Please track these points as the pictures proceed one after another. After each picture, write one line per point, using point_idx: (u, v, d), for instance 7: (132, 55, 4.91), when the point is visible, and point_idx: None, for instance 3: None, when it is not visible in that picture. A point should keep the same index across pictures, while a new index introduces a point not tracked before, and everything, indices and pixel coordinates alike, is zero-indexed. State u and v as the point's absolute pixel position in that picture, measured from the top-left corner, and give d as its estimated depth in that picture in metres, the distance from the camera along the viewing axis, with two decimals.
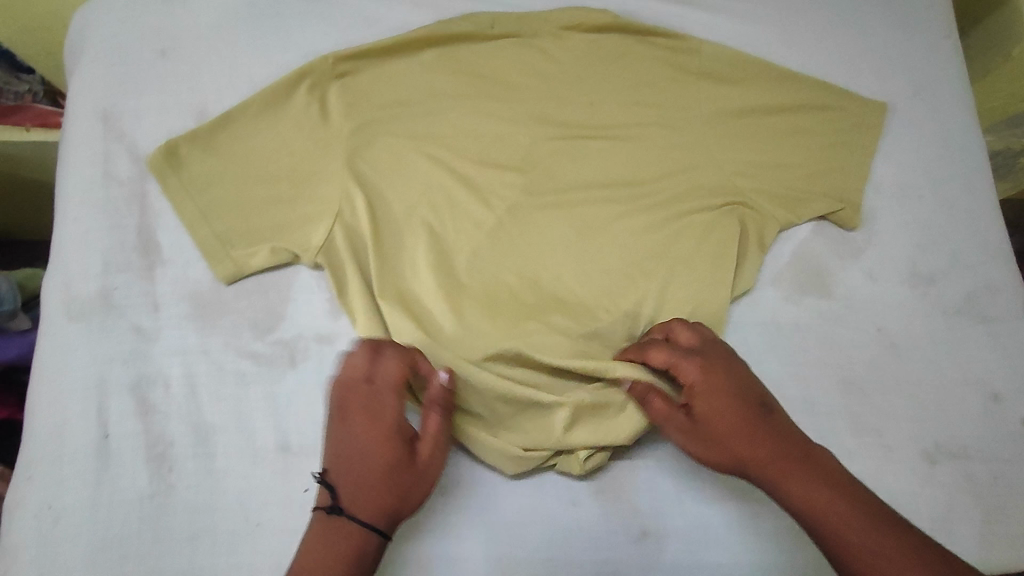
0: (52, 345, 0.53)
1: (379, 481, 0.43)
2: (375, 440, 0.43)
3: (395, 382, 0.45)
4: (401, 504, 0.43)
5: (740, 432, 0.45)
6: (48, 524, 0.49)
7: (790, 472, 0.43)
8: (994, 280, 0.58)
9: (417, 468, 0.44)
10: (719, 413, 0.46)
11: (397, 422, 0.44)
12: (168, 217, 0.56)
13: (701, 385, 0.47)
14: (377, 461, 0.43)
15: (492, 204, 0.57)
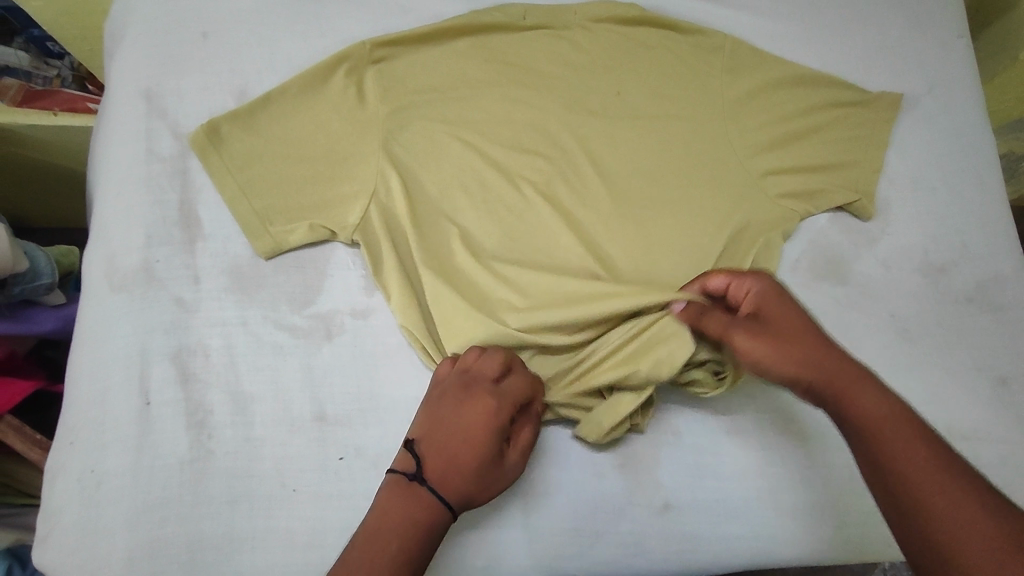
0: (95, 314, 0.54)
1: (468, 466, 0.46)
2: (474, 428, 0.46)
3: (515, 391, 0.49)
4: (478, 495, 0.46)
5: (806, 342, 0.45)
6: (91, 486, 0.50)
7: (855, 381, 0.43)
8: (1002, 270, 0.60)
9: (502, 468, 0.47)
10: (785, 320, 0.47)
11: (500, 421, 0.47)
12: (208, 193, 0.58)
13: (769, 295, 0.48)
14: (471, 448, 0.46)
15: (522, 187, 0.59)
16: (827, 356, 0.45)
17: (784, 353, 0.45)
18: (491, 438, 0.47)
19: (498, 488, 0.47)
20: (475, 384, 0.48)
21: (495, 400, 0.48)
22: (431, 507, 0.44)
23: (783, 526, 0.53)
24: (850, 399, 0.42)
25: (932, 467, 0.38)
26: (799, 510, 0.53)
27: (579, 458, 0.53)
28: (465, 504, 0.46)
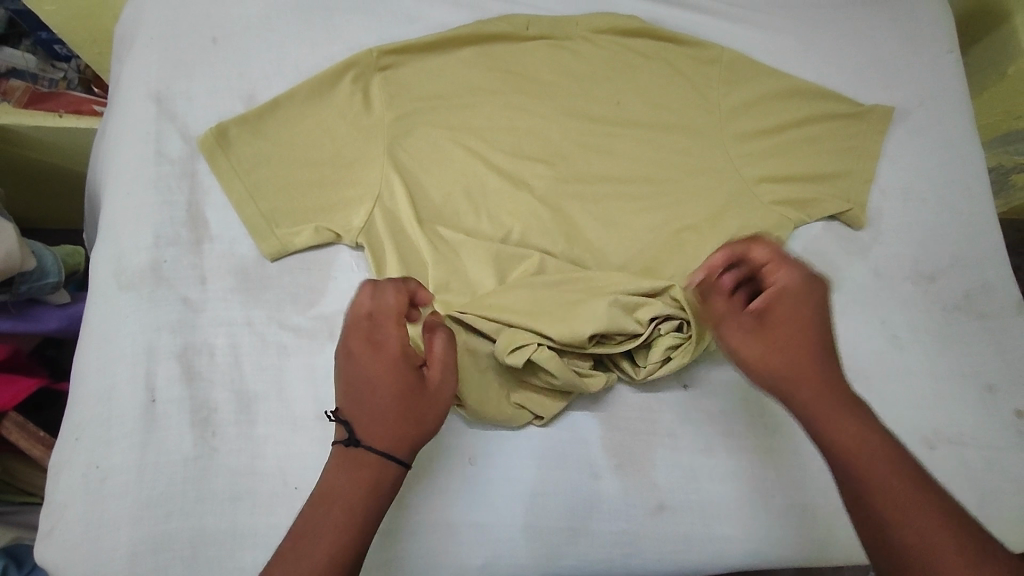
0: (103, 313, 0.55)
1: (389, 405, 0.41)
2: (379, 363, 0.42)
3: (395, 312, 0.44)
4: (414, 432, 0.41)
5: (811, 356, 0.41)
6: (95, 482, 0.50)
7: (848, 407, 0.40)
8: (989, 279, 0.62)
9: (425, 393, 0.42)
10: (797, 328, 0.42)
11: (401, 350, 0.42)
12: (215, 195, 0.59)
13: (792, 294, 0.43)
14: (384, 384, 0.41)
15: (524, 193, 0.60)
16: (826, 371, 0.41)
17: (779, 354, 0.41)
18: (401, 369, 0.42)
19: (435, 416, 0.42)
20: (369, 315, 0.43)
21: (392, 328, 0.43)
22: (376, 465, 0.40)
23: (775, 527, 0.54)
24: (835, 422, 0.40)
25: (901, 504, 0.37)
26: (791, 512, 0.54)
27: (576, 459, 0.54)
28: (409, 449, 0.41)
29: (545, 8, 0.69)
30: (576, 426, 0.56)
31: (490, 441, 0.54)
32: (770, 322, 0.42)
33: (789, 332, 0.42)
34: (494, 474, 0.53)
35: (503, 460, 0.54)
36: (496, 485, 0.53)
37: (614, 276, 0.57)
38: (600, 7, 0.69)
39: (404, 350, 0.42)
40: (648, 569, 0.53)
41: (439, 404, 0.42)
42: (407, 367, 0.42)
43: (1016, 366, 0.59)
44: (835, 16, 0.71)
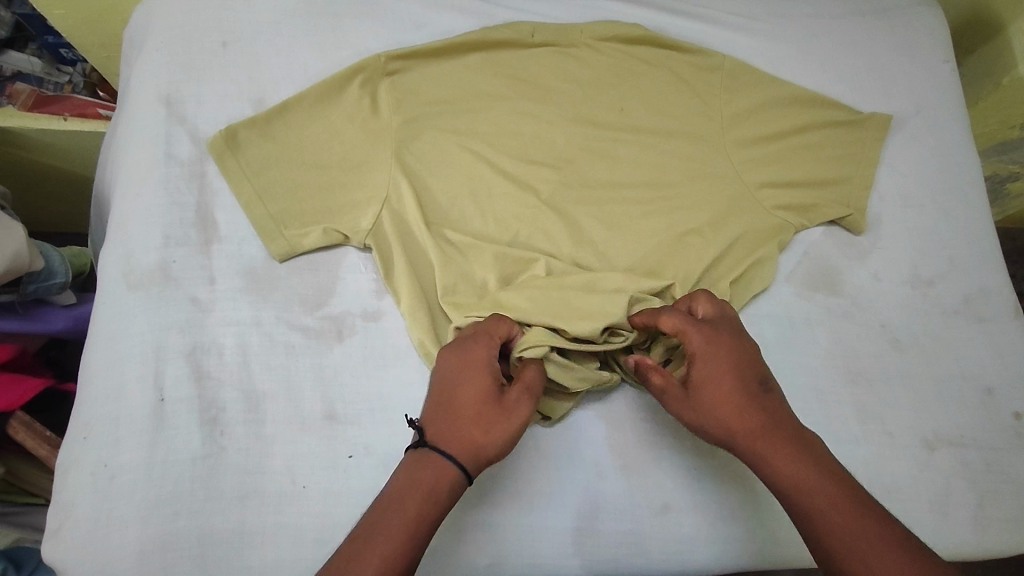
0: (113, 312, 0.55)
1: (466, 415, 0.46)
2: (467, 375, 0.47)
3: (489, 336, 0.50)
4: (485, 446, 0.45)
5: (734, 407, 0.46)
6: (104, 481, 0.50)
7: (781, 447, 0.45)
8: (986, 284, 0.63)
9: (502, 413, 0.46)
10: (715, 385, 0.47)
11: (487, 367, 0.48)
12: (225, 197, 0.59)
13: (705, 355, 0.48)
14: (466, 396, 0.47)
15: (530, 197, 0.61)
16: (754, 418, 0.46)
17: (708, 411, 0.47)
18: (484, 385, 0.47)
19: (506, 436, 0.46)
20: (468, 339, 0.50)
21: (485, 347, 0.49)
22: (439, 470, 0.44)
23: (777, 527, 0.55)
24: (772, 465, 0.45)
25: (847, 530, 0.41)
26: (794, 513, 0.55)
27: (582, 459, 0.55)
28: (476, 461, 0.45)
29: (550, 16, 0.70)
30: (582, 427, 0.56)
31: None
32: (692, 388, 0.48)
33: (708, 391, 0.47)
34: (500, 474, 0.53)
35: (510, 460, 0.54)
36: (503, 485, 0.53)
37: (618, 278, 0.58)
38: (603, 15, 0.70)
39: (491, 370, 0.48)
40: (652, 569, 0.53)
41: (513, 426, 0.46)
42: (490, 385, 0.47)
43: (1014, 369, 0.60)
44: (834, 26, 0.72)
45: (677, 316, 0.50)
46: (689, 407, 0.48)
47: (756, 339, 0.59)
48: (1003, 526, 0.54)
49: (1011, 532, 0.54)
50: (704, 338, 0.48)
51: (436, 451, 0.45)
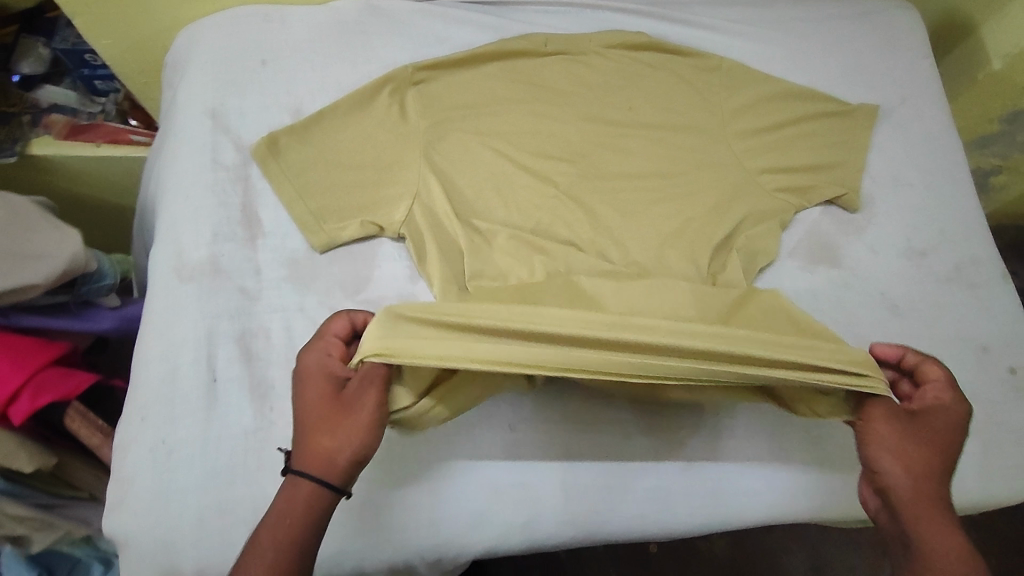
0: (165, 303, 0.59)
1: (309, 422, 0.46)
2: (303, 381, 0.47)
3: (333, 332, 0.49)
4: (338, 451, 0.45)
5: (930, 465, 0.47)
6: (163, 456, 0.54)
7: (938, 515, 0.46)
8: (977, 252, 0.67)
9: (343, 409, 0.46)
10: (931, 434, 0.48)
11: (323, 367, 0.47)
12: (267, 196, 0.64)
13: (942, 409, 0.48)
14: (307, 404, 0.47)
15: (548, 188, 0.66)
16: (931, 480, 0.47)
17: (908, 455, 0.48)
18: (320, 387, 0.47)
19: (358, 435, 0.45)
20: (307, 346, 0.49)
21: (316, 348, 0.48)
22: (299, 488, 0.44)
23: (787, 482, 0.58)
24: (924, 524, 0.46)
25: None
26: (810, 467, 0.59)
27: (610, 424, 0.58)
28: (323, 469, 0.44)
29: (560, 28, 0.76)
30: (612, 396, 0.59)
31: (532, 411, 0.57)
32: (915, 421, 0.48)
33: (929, 432, 0.48)
34: (534, 439, 0.57)
35: (544, 427, 0.57)
36: (538, 448, 0.56)
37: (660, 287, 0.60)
38: (609, 26, 0.77)
39: (327, 372, 0.47)
40: (679, 524, 0.56)
41: (360, 422, 0.45)
42: (327, 388, 0.47)
43: (1008, 329, 0.64)
44: (820, 28, 0.79)
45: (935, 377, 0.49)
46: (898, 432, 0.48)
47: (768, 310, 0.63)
48: (992, 468, 0.60)
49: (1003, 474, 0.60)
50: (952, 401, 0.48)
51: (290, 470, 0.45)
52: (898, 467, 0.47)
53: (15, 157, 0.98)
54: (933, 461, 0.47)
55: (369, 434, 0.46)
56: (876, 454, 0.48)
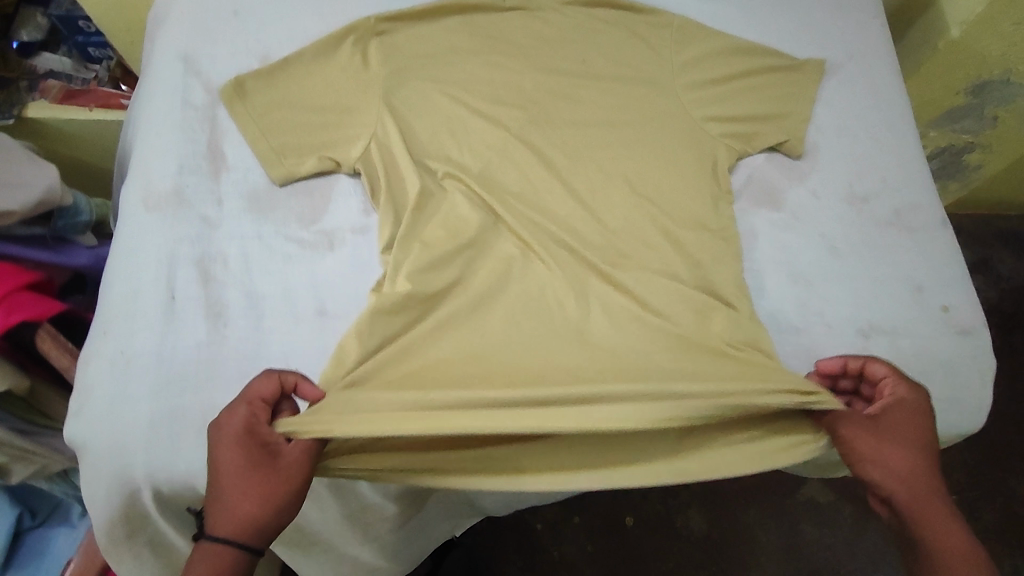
0: (132, 229, 0.63)
1: (226, 486, 0.49)
2: (221, 443, 0.49)
3: (258, 398, 0.51)
4: (263, 521, 0.49)
5: (913, 462, 0.53)
6: (121, 366, 0.58)
7: (933, 508, 0.51)
8: (917, 199, 0.70)
9: (269, 480, 0.49)
10: (902, 433, 0.53)
11: (248, 433, 0.49)
12: (232, 134, 0.67)
13: (908, 405, 0.54)
14: (224, 469, 0.49)
15: (501, 132, 0.69)
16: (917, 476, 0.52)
17: (889, 456, 0.53)
18: (238, 455, 0.49)
19: (275, 500, 0.49)
20: (229, 406, 0.51)
21: (239, 409, 0.50)
22: (212, 549, 0.48)
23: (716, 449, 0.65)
24: (921, 519, 0.51)
25: None
26: None
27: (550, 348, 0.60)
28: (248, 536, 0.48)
29: None
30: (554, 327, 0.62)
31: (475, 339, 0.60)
32: (888, 425, 0.54)
33: (901, 433, 0.53)
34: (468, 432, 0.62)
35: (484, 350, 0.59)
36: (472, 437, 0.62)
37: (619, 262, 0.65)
38: None
39: (251, 441, 0.49)
40: None
41: (279, 489, 0.49)
42: (246, 454, 0.49)
43: (942, 270, 0.67)
44: None
45: (891, 381, 0.56)
46: (875, 437, 0.54)
47: (708, 247, 0.65)
48: None
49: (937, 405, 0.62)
50: (914, 394, 0.55)
51: (205, 533, 0.48)
52: (885, 471, 0.53)
53: (11, 120, 0.99)
54: (914, 458, 0.53)
55: (286, 499, 0.49)
56: (864, 464, 0.53)
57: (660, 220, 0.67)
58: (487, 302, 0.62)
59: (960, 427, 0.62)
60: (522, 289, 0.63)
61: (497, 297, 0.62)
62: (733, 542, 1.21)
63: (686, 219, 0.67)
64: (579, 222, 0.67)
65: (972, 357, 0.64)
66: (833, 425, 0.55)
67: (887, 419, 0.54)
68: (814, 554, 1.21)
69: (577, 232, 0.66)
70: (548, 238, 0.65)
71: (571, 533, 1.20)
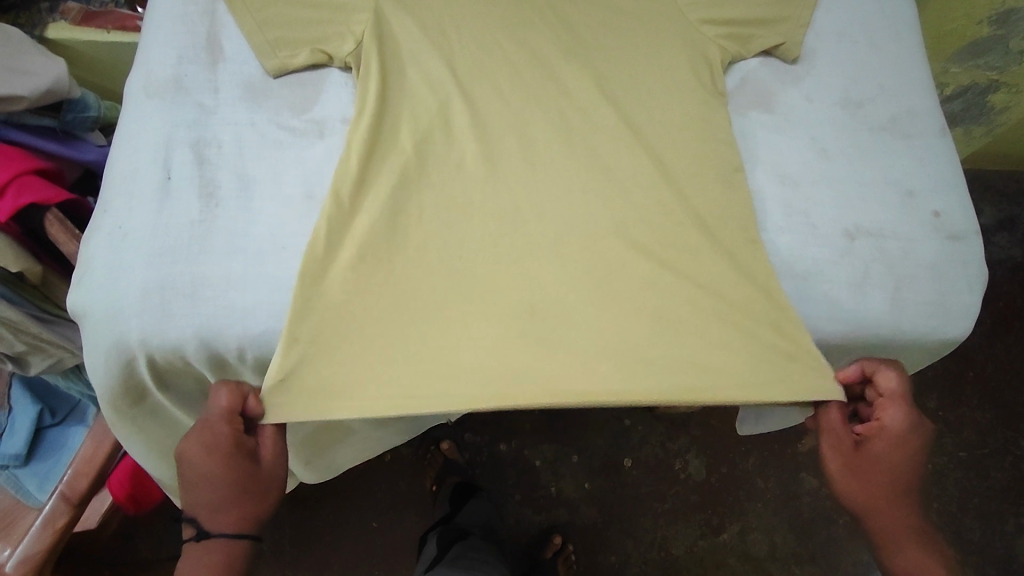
0: (134, 114, 0.65)
1: (224, 498, 0.56)
2: (211, 466, 0.55)
3: (226, 417, 0.55)
4: (260, 511, 0.58)
5: (889, 478, 0.58)
6: (118, 238, 0.60)
7: (899, 527, 0.58)
8: (913, 106, 0.71)
9: (260, 480, 0.57)
10: (885, 460, 0.58)
11: (232, 449, 0.55)
12: (231, 28, 0.70)
13: (893, 432, 0.57)
14: (216, 485, 0.55)
15: (494, 34, 0.70)
16: (890, 500, 0.58)
17: (867, 480, 0.58)
18: (228, 472, 0.55)
19: (263, 497, 0.57)
20: (201, 426, 0.55)
21: (219, 433, 0.54)
22: (221, 549, 0.56)
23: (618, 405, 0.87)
24: (888, 535, 0.58)
25: None
26: (728, 288, 0.60)
27: (528, 237, 0.61)
28: (250, 524, 0.57)
29: None
30: (537, 216, 0.62)
31: (457, 225, 0.61)
32: (870, 448, 0.58)
33: (878, 458, 0.58)
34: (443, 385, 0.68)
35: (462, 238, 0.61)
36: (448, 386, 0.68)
37: (603, 155, 0.65)
38: None
39: (234, 455, 0.55)
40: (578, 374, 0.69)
41: (264, 487, 0.57)
42: (232, 470, 0.55)
43: (933, 176, 0.67)
44: None
45: (885, 408, 0.58)
46: (862, 455, 0.58)
47: (694, 148, 0.65)
48: (904, 301, 0.62)
49: (921, 307, 0.62)
50: (905, 422, 0.57)
51: (212, 537, 0.56)
52: (866, 486, 0.58)
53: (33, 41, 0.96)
54: (892, 475, 0.58)
55: (271, 493, 0.58)
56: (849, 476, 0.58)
57: (646, 120, 0.67)
58: (467, 191, 0.63)
59: (945, 331, 0.62)
60: (505, 182, 0.63)
61: (479, 188, 0.63)
62: (731, 489, 1.20)
63: (674, 120, 0.67)
64: (567, 119, 0.67)
65: (959, 258, 0.64)
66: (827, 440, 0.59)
67: (874, 441, 0.58)
68: (814, 503, 1.20)
69: (565, 128, 0.66)
70: (532, 133, 0.66)
71: (571, 471, 1.20)
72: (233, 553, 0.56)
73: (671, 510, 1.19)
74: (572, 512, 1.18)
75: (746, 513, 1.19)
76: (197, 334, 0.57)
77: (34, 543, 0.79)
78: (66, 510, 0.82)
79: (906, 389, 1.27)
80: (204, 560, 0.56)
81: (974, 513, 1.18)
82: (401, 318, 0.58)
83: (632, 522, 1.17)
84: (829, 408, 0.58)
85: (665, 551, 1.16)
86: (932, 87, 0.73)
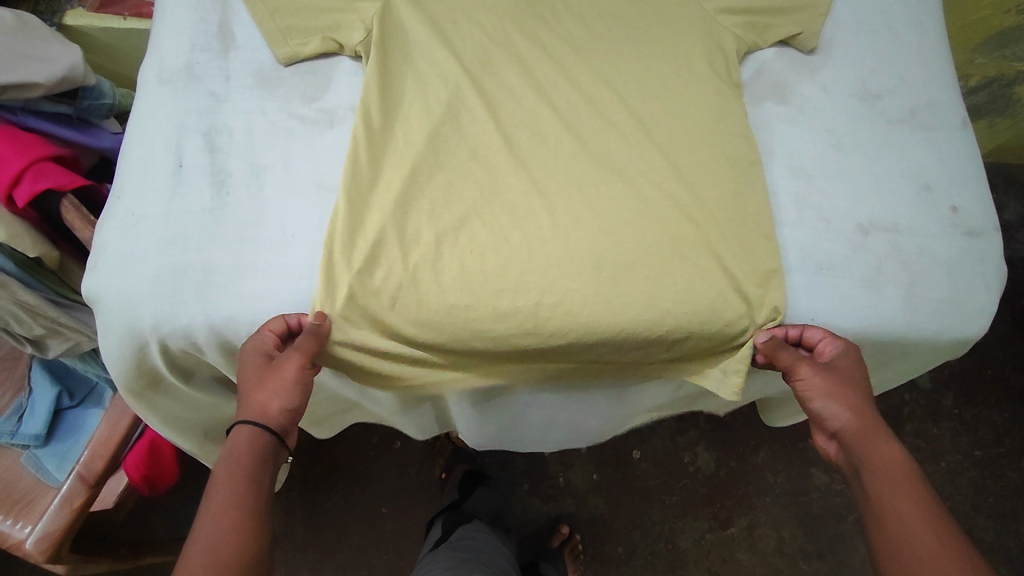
0: (148, 102, 0.66)
1: (248, 393, 0.56)
2: (245, 366, 0.56)
3: (270, 330, 0.56)
4: (274, 406, 0.56)
5: (858, 404, 0.56)
6: (131, 225, 0.61)
7: (878, 439, 0.55)
8: (935, 97, 0.69)
9: (274, 376, 0.55)
10: (852, 377, 0.57)
11: (261, 350, 0.56)
12: (242, 16, 0.70)
13: (849, 355, 0.57)
14: (248, 378, 0.56)
15: (506, 22, 0.70)
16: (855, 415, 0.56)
17: (834, 393, 0.56)
18: (257, 363, 0.56)
19: (284, 393, 0.56)
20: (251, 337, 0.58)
21: (257, 341, 0.56)
22: (244, 438, 0.55)
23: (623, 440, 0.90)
24: (871, 444, 0.54)
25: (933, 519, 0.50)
26: (736, 281, 0.59)
27: (536, 226, 0.61)
28: (272, 416, 0.56)
29: None
30: (543, 204, 0.61)
31: (465, 213, 0.61)
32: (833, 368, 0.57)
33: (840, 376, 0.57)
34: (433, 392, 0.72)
35: (469, 227, 0.60)
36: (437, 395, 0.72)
37: (612, 144, 0.64)
38: None
39: (260, 354, 0.56)
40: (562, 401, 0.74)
41: (288, 385, 0.56)
42: (264, 364, 0.56)
43: (952, 172, 0.66)
44: None
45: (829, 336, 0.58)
46: (828, 377, 0.57)
47: (707, 138, 0.64)
48: (918, 298, 0.60)
49: (935, 307, 0.61)
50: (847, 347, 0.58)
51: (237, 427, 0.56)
52: (841, 405, 0.56)
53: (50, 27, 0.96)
54: (859, 397, 0.56)
55: (294, 393, 0.56)
56: (823, 400, 0.57)
57: (658, 109, 0.66)
58: (473, 179, 0.62)
59: (957, 328, 0.61)
60: (513, 171, 0.63)
61: (483, 176, 0.62)
62: (742, 483, 1.20)
63: (686, 109, 0.66)
64: (576, 111, 0.66)
65: (977, 255, 0.63)
66: (793, 370, 0.58)
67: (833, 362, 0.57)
68: (823, 500, 1.19)
69: (574, 119, 0.66)
70: (542, 123, 0.65)
71: (578, 463, 1.21)
72: (260, 440, 0.56)
73: (679, 503, 1.18)
74: (580, 502, 1.18)
75: (756, 508, 1.18)
76: (207, 321, 0.58)
77: (54, 521, 0.80)
78: (83, 490, 0.82)
79: (923, 387, 1.25)
80: (230, 452, 0.55)
81: (988, 514, 1.17)
82: (407, 305, 0.58)
83: (640, 514, 1.18)
84: (781, 348, 0.58)
85: (672, 545, 1.16)
86: (956, 78, 0.72)
